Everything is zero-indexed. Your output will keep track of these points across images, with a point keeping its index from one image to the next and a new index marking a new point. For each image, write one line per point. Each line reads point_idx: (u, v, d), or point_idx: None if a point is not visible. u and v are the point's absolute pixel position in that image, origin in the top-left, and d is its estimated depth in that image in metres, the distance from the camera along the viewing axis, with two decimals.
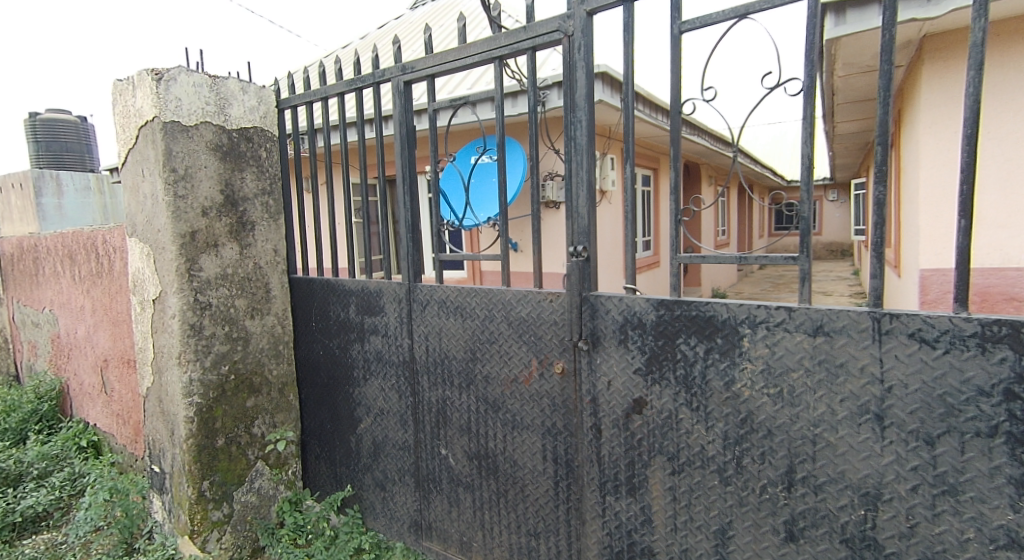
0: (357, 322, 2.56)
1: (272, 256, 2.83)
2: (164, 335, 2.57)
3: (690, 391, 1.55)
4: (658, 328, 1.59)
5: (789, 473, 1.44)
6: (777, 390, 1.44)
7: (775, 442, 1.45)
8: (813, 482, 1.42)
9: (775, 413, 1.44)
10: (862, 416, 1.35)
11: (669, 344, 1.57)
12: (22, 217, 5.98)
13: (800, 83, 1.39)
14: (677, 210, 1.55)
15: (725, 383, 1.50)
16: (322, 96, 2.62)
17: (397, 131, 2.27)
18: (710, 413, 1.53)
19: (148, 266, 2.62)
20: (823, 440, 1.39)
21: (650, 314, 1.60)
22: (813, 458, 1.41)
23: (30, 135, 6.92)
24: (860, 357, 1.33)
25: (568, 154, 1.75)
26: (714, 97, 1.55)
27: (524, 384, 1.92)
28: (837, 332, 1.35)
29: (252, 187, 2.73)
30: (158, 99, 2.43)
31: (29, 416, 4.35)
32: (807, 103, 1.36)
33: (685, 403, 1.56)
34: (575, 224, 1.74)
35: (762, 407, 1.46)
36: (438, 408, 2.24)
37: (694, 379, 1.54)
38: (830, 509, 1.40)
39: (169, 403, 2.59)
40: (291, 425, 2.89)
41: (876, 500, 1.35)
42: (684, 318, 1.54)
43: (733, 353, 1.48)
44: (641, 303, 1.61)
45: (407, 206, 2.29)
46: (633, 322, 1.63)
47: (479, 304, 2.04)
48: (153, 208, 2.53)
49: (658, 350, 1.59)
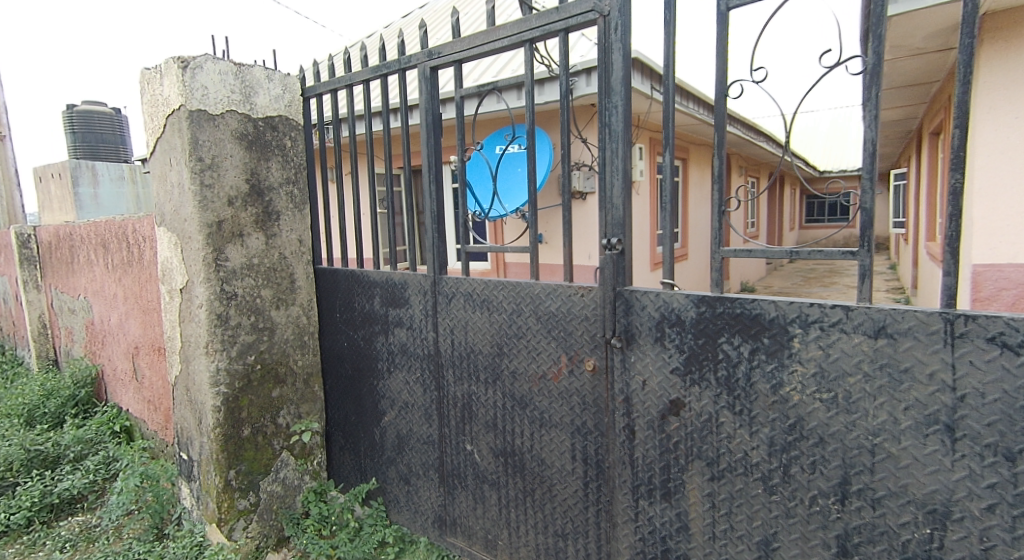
0: (381, 314, 2.53)
1: (297, 246, 2.81)
2: (191, 325, 2.57)
3: (733, 393, 1.45)
4: (698, 326, 1.49)
5: (843, 485, 1.34)
6: (830, 395, 1.33)
7: (828, 450, 1.35)
8: (870, 495, 1.32)
9: (828, 420, 1.34)
10: (930, 426, 1.24)
11: (710, 343, 1.48)
12: (62, 205, 6.12)
13: (866, 62, 1.26)
14: (720, 200, 1.45)
15: (771, 386, 1.40)
16: (347, 83, 2.57)
17: (423, 117, 2.21)
18: (755, 417, 1.44)
19: (175, 255, 2.62)
20: (882, 450, 1.29)
21: (690, 311, 1.50)
22: (871, 470, 1.31)
23: (67, 126, 7.07)
24: (928, 362, 1.23)
25: (602, 141, 1.65)
26: (766, 79, 1.44)
27: (552, 381, 1.86)
28: (901, 334, 1.24)
29: (277, 176, 2.71)
30: (184, 86, 2.41)
31: (67, 401, 4.46)
32: (871, 84, 1.24)
33: (727, 405, 1.47)
34: (609, 213, 1.65)
35: (814, 413, 1.36)
36: (463, 402, 2.19)
37: (737, 381, 1.44)
38: (890, 526, 1.30)
39: (196, 392, 2.59)
40: (315, 416, 2.88)
41: (944, 519, 1.24)
42: (727, 316, 1.44)
43: (782, 354, 1.38)
44: (680, 299, 1.51)
45: (432, 196, 2.24)
46: (674, 321, 1.54)
47: (507, 297, 1.98)
48: (180, 198, 2.53)
49: (698, 349, 1.50)
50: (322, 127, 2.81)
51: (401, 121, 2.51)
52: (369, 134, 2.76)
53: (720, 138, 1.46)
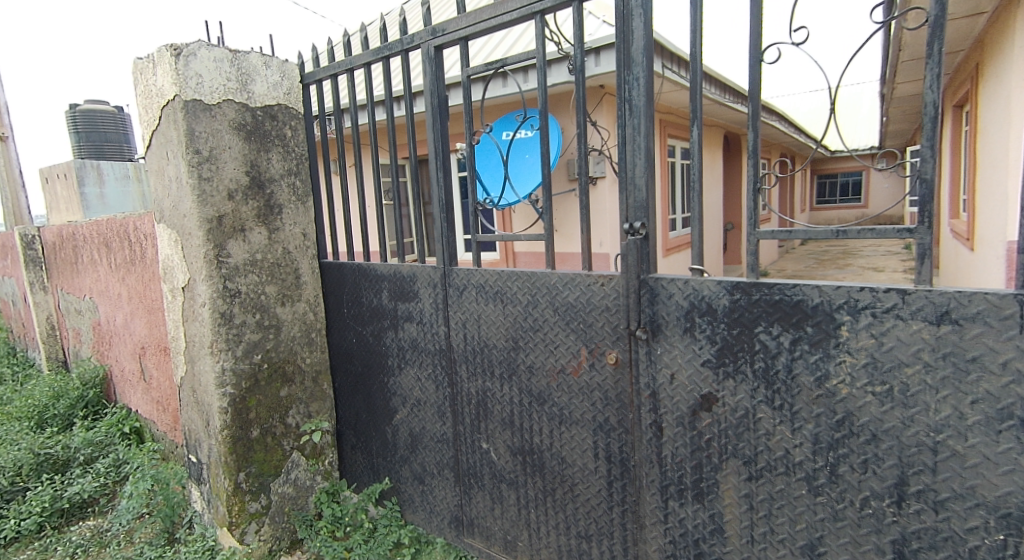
0: (390, 308, 2.44)
1: (302, 240, 2.72)
2: (195, 324, 2.50)
3: (772, 386, 1.35)
4: (733, 315, 1.38)
5: (899, 486, 1.24)
6: (884, 388, 1.23)
7: (882, 448, 1.25)
8: (931, 497, 1.22)
9: (882, 415, 1.24)
10: (1003, 422, 1.13)
11: (745, 333, 1.37)
12: (68, 206, 6.08)
13: (927, 15, 1.13)
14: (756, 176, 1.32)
15: (816, 379, 1.30)
16: (347, 68, 2.47)
17: (428, 99, 2.10)
18: (798, 413, 1.33)
19: (176, 252, 2.54)
20: (946, 448, 1.19)
21: (723, 299, 1.40)
22: (933, 470, 1.20)
23: (71, 126, 7.01)
24: (1000, 350, 1.12)
25: (622, 117, 1.54)
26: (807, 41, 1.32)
27: (572, 376, 1.77)
28: (969, 319, 1.13)
29: (278, 167, 2.61)
30: (178, 76, 2.32)
31: (76, 402, 4.42)
32: (932, 38, 1.12)
33: (765, 400, 1.37)
34: (631, 194, 1.54)
35: (866, 408, 1.25)
36: (477, 399, 2.11)
37: (777, 373, 1.34)
38: (955, 531, 1.20)
39: (202, 393, 2.52)
40: (326, 415, 2.80)
41: (1019, 524, 1.14)
42: (765, 304, 1.33)
43: (828, 344, 1.27)
44: (712, 286, 1.41)
45: (440, 183, 2.14)
46: (706, 311, 1.43)
47: (522, 288, 1.89)
48: (178, 192, 2.44)
49: (732, 339, 1.39)
50: (323, 116, 2.70)
51: (405, 108, 2.40)
52: (372, 122, 2.65)
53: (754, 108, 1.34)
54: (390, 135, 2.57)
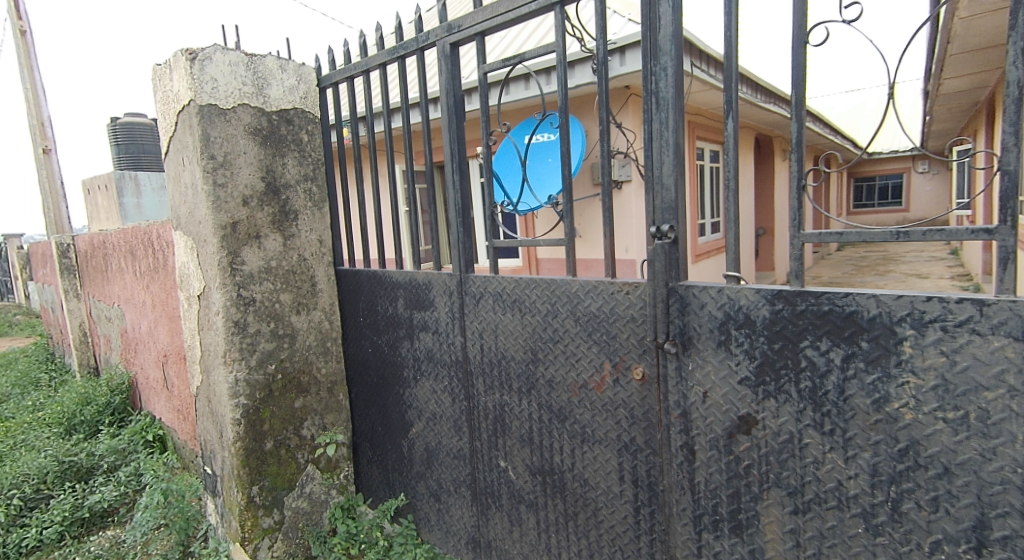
0: (405, 317, 2.35)
1: (317, 247, 2.65)
2: (209, 333, 2.44)
3: (821, 409, 1.20)
4: (774, 328, 1.24)
5: (978, 529, 1.08)
6: (958, 415, 1.07)
7: (956, 485, 1.09)
8: (1018, 544, 1.05)
9: (956, 446, 1.08)
10: None
11: (789, 348, 1.23)
12: (108, 216, 6.20)
13: None
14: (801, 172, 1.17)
15: (874, 402, 1.14)
16: (363, 69, 2.39)
17: (444, 98, 2.01)
18: (852, 440, 1.18)
19: (191, 260, 2.50)
20: None
21: (763, 310, 1.25)
22: (1020, 512, 1.04)
23: (112, 139, 7.21)
24: None
25: (649, 111, 1.42)
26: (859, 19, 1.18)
27: (595, 391, 1.65)
28: None
29: (293, 172, 2.55)
30: (193, 80, 2.27)
31: (103, 409, 4.44)
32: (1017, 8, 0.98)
33: (813, 424, 1.22)
34: (658, 195, 1.41)
35: (935, 437, 1.09)
36: (495, 414, 1.99)
37: (827, 394, 1.19)
38: None
39: (215, 403, 2.46)
40: (341, 427, 2.71)
41: None
42: (811, 315, 1.19)
43: (888, 363, 1.12)
44: (750, 295, 1.26)
45: (456, 186, 2.04)
46: (744, 323, 1.28)
47: (541, 297, 1.78)
48: (194, 199, 2.39)
49: (774, 355, 1.25)
50: (339, 122, 2.65)
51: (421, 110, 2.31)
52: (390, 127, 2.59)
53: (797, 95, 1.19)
54: (406, 144, 2.53)
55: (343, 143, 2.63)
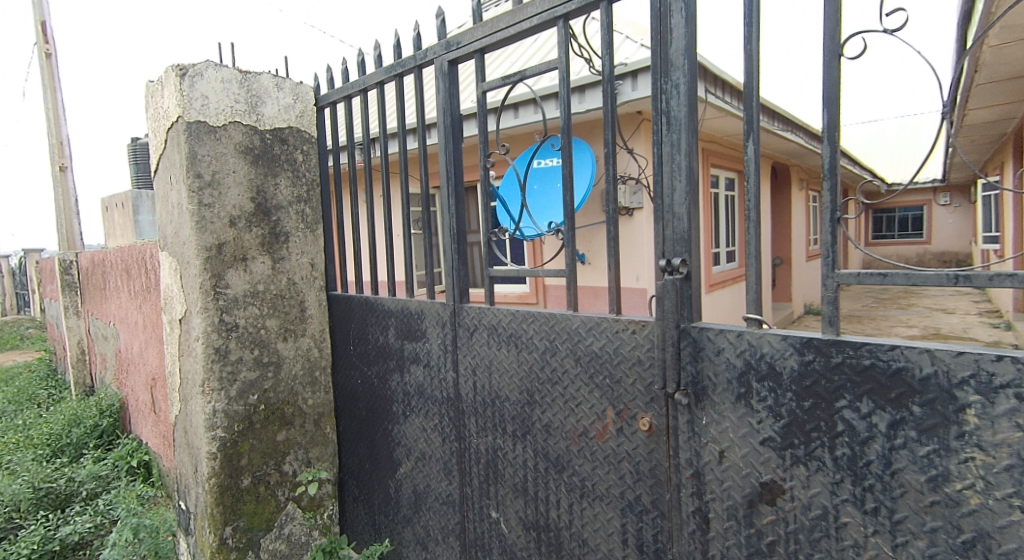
0: (396, 348, 2.19)
1: (309, 271, 2.50)
2: (189, 360, 2.28)
3: (862, 482, 1.02)
4: (805, 383, 1.07)
5: None
6: None
7: None
8: None
9: None
10: None
11: (823, 408, 1.05)
12: (123, 232, 6.14)
13: None
14: (835, 202, 1.01)
15: (927, 479, 0.96)
16: (360, 87, 2.27)
17: (441, 117, 1.89)
18: (901, 522, 0.99)
19: (174, 283, 2.35)
20: None
21: (790, 361, 1.08)
22: None
23: (132, 158, 7.19)
24: None
25: (658, 132, 1.27)
26: (903, 29, 1.02)
27: (595, 441, 1.48)
28: None
29: (286, 194, 2.41)
30: (182, 96, 2.15)
31: (90, 432, 4.30)
32: None
33: (852, 500, 1.04)
34: (668, 224, 1.26)
35: (1006, 527, 0.90)
36: (487, 458, 1.81)
37: (870, 465, 1.01)
38: None
39: (192, 436, 2.29)
40: (326, 463, 2.54)
41: None
42: (849, 371, 1.02)
43: (945, 433, 0.94)
44: (776, 343, 1.09)
45: (451, 210, 1.90)
46: (768, 375, 1.11)
47: (539, 332, 1.62)
48: (179, 219, 2.25)
49: (805, 415, 1.07)
50: (334, 145, 2.51)
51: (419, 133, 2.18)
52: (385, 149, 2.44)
53: (830, 115, 1.03)
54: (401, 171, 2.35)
55: (339, 167, 2.51)
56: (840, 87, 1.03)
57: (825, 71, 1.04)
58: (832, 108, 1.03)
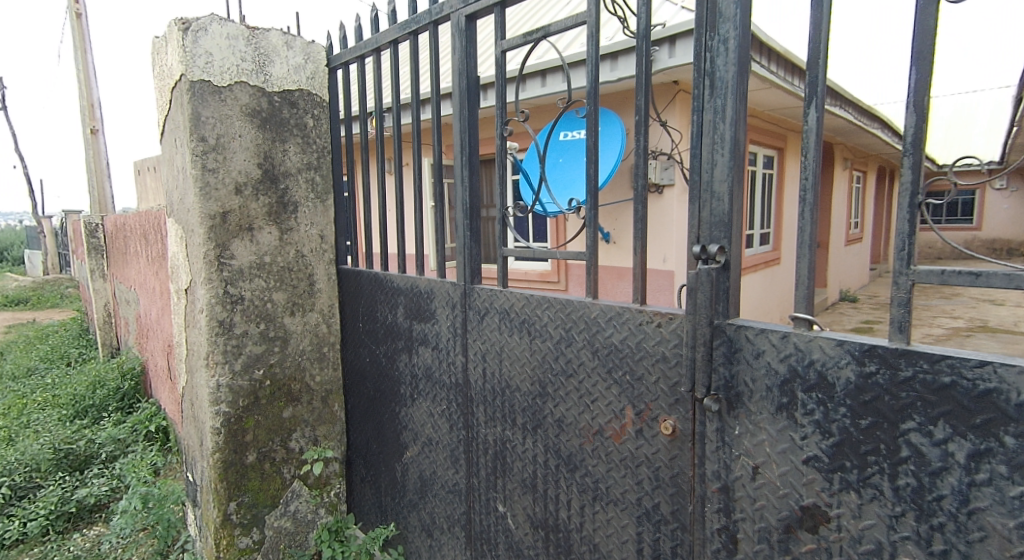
0: (405, 328, 2.07)
1: (319, 243, 2.37)
2: (194, 332, 2.20)
3: (926, 519, 0.87)
4: (864, 399, 0.91)
5: None
6: None
7: None
8: None
9: None
10: None
11: (885, 430, 0.89)
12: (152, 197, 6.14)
13: None
14: (919, 181, 0.83)
15: (1014, 523, 0.80)
16: (373, 47, 2.10)
17: (456, 82, 1.72)
18: None
19: (180, 252, 2.26)
20: None
21: (847, 372, 0.92)
22: None
23: None
24: None
25: (699, 98, 1.10)
26: None
27: (611, 441, 1.34)
28: None
29: (295, 161, 2.27)
30: (185, 53, 2.01)
31: (113, 394, 4.34)
32: None
33: (913, 537, 0.89)
34: (706, 205, 1.10)
35: None
36: (495, 450, 1.70)
37: (938, 501, 0.86)
38: None
39: (197, 409, 2.22)
40: (334, 441, 2.44)
41: None
42: (922, 389, 0.85)
43: None
44: (830, 350, 0.94)
45: (465, 183, 1.75)
46: (818, 386, 0.96)
47: (554, 320, 1.48)
48: (183, 184, 2.15)
49: (861, 436, 0.92)
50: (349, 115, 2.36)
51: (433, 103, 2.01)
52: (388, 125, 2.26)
53: (918, 74, 0.84)
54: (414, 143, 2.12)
55: (352, 137, 2.36)
56: (934, 40, 0.83)
57: (918, 20, 0.84)
58: (921, 67, 0.84)
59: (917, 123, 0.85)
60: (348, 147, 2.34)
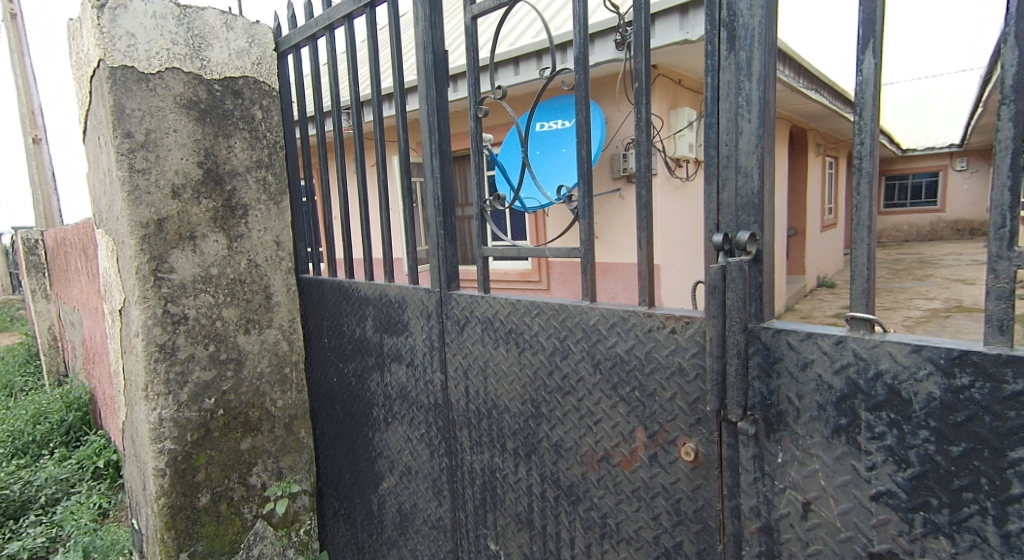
0: (375, 342, 1.85)
1: (274, 250, 2.12)
2: (131, 358, 1.93)
3: None
4: (954, 421, 0.74)
5: None
6: None
7: None
8: None
9: None
10: None
11: (983, 460, 0.72)
12: None
13: None
14: None
15: None
16: (325, 24, 1.86)
17: (421, 58, 1.50)
18: None
19: (112, 267, 1.98)
20: None
21: (929, 386, 0.75)
22: None
23: None
24: None
25: (718, 52, 0.93)
26: None
27: (621, 471, 1.15)
28: None
29: (242, 158, 2.02)
30: (101, 35, 1.74)
31: (56, 427, 3.97)
32: None
33: None
34: (730, 182, 0.93)
35: None
36: (483, 479, 1.49)
37: None
38: None
39: (139, 446, 1.95)
40: (302, 472, 2.19)
41: None
42: None
43: None
44: (906, 358, 0.76)
45: (435, 176, 1.53)
46: (889, 405, 0.79)
47: (546, 330, 1.27)
48: (110, 188, 1.87)
49: (952, 467, 0.75)
50: (301, 117, 2.07)
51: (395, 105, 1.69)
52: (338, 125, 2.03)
53: None
54: (377, 145, 1.85)
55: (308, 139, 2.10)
56: None
57: None
58: None
59: (1015, 63, 0.69)
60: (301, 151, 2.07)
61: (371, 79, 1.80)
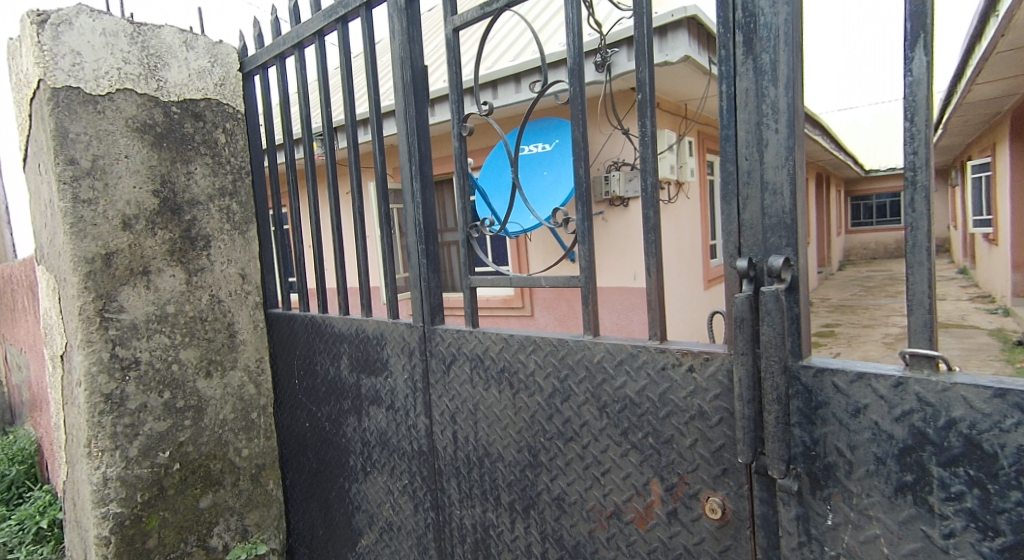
0: (351, 383, 1.68)
1: (240, 284, 1.95)
2: (74, 409, 1.73)
3: None
4: None
5: None
6: None
7: None
8: None
9: None
10: None
11: None
12: None
13: None
14: None
15: None
16: (294, 42, 1.74)
17: (398, 73, 1.38)
18: None
19: (53, 307, 1.79)
20: None
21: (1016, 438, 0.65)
22: None
23: None
24: None
25: (737, 56, 0.83)
26: None
27: (635, 531, 1.01)
28: None
29: (203, 186, 1.86)
30: (42, 54, 1.59)
31: None
32: None
33: None
34: (753, 202, 0.83)
35: None
36: (475, 537, 1.33)
37: None
38: None
39: (81, 510, 1.74)
40: (270, 528, 1.99)
41: None
42: None
43: None
44: (987, 405, 0.66)
45: (415, 201, 1.39)
46: (965, 459, 0.69)
47: (544, 369, 1.14)
48: (52, 221, 1.69)
49: None
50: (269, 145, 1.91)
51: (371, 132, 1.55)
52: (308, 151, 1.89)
53: None
54: (350, 171, 1.71)
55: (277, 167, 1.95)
56: None
57: None
58: None
59: None
60: (269, 179, 1.92)
61: (345, 102, 1.67)
